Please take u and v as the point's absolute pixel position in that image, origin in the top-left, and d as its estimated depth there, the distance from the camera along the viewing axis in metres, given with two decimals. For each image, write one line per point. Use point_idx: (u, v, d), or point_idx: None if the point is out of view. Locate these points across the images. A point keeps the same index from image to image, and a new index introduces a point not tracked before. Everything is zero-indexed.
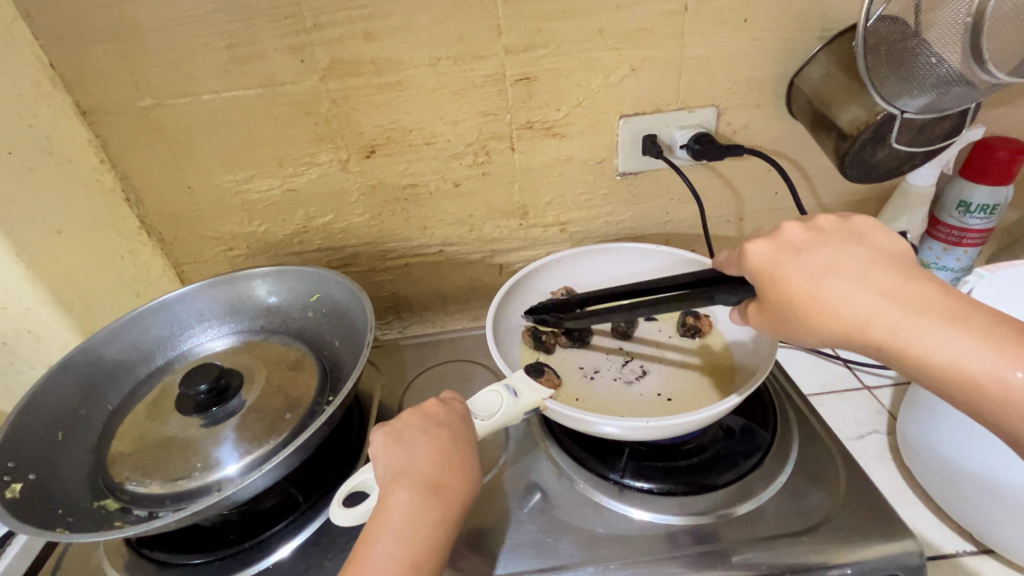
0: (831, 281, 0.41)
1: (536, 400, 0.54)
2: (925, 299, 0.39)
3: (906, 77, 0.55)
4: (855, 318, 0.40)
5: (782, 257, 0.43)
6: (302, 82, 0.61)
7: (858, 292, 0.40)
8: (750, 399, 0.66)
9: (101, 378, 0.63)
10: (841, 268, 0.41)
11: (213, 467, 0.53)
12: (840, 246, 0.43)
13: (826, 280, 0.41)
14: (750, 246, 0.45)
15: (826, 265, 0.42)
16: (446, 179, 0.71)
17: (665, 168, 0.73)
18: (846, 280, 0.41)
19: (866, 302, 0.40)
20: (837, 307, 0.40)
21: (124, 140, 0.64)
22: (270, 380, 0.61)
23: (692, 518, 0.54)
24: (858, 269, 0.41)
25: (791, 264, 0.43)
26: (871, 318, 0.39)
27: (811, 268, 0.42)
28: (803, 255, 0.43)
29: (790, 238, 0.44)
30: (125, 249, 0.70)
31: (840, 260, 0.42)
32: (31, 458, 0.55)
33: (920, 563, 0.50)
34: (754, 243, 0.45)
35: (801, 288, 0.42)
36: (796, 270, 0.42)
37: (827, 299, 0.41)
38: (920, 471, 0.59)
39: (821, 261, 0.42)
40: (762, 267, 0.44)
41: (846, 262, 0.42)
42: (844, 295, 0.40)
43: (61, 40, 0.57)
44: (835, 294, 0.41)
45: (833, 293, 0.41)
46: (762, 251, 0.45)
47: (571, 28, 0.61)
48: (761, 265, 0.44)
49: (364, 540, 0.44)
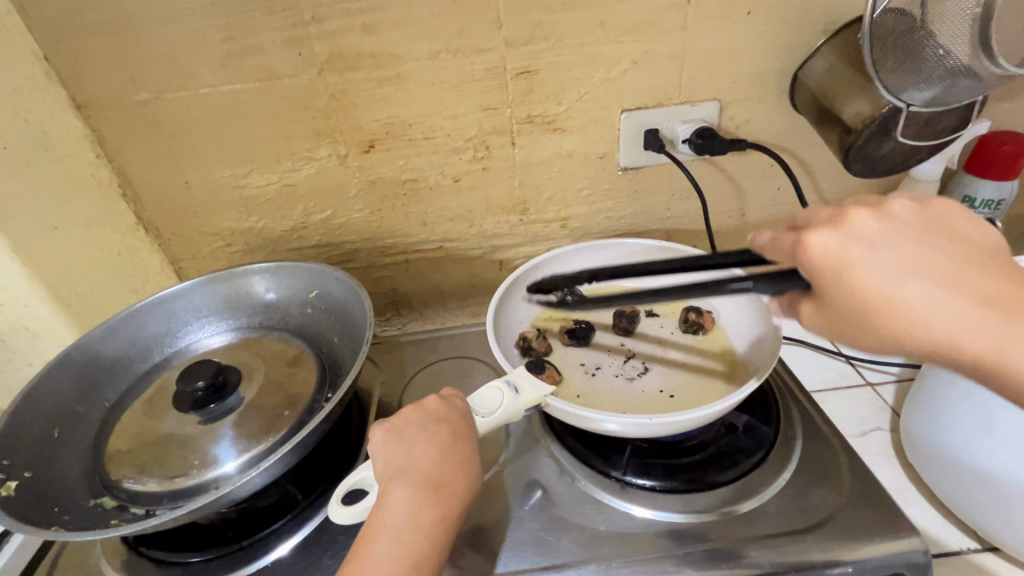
0: (916, 287, 0.35)
1: (537, 396, 0.54)
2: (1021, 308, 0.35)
3: (912, 70, 0.54)
4: (943, 332, 0.35)
5: (854, 255, 0.36)
6: (300, 76, 0.61)
7: (950, 300, 0.35)
8: (752, 396, 0.66)
9: (98, 374, 0.63)
10: (925, 269, 0.36)
11: (210, 465, 0.52)
12: (917, 238, 0.37)
13: (908, 284, 0.36)
14: (813, 237, 0.38)
15: (909, 266, 0.36)
16: (445, 175, 0.70)
17: (666, 163, 0.72)
18: (933, 286, 0.35)
19: (958, 313, 0.35)
20: (924, 319, 0.35)
21: (120, 135, 0.63)
22: (269, 377, 0.61)
23: (694, 516, 0.54)
24: (946, 270, 0.36)
25: (866, 264, 0.36)
26: (962, 331, 0.35)
27: (893, 270, 0.36)
28: (880, 251, 0.36)
29: (860, 228, 0.37)
30: (122, 246, 0.70)
31: (923, 257, 0.36)
32: (26, 456, 0.54)
33: (925, 561, 0.50)
34: (817, 233, 0.37)
35: (880, 294, 0.36)
36: (874, 272, 0.36)
37: (912, 309, 0.35)
38: (922, 467, 0.58)
39: (901, 258, 0.36)
40: (834, 264, 0.37)
41: (932, 262, 0.36)
42: (933, 304, 0.35)
43: (56, 33, 0.56)
44: (921, 301, 0.35)
45: (918, 302, 0.35)
46: (830, 243, 0.37)
47: (572, 22, 0.60)
48: (828, 262, 0.37)
49: (363, 539, 0.44)
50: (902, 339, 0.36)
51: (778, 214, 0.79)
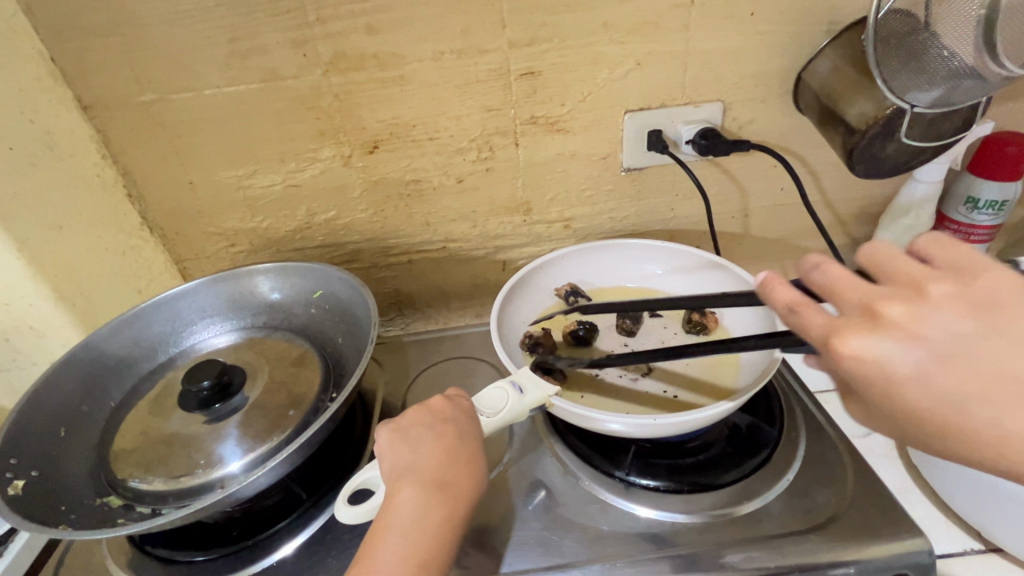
0: (980, 406, 0.31)
1: (542, 396, 0.53)
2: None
3: (918, 71, 0.54)
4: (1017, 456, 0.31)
5: (896, 369, 0.32)
6: (304, 77, 0.61)
7: (1017, 424, 0.30)
8: (755, 396, 0.66)
9: (103, 374, 0.63)
10: (984, 386, 0.31)
11: (216, 464, 0.53)
12: (976, 342, 0.31)
13: (969, 403, 0.31)
14: (848, 344, 0.33)
15: (973, 383, 0.31)
16: (448, 175, 0.70)
17: (669, 164, 0.72)
18: (1004, 407, 0.31)
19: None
20: (991, 440, 0.31)
21: (125, 135, 0.64)
22: (273, 376, 0.61)
23: (698, 517, 0.54)
24: (1013, 387, 0.31)
25: (915, 380, 0.32)
26: None
27: (950, 388, 0.31)
28: (934, 364, 0.31)
29: (906, 334, 0.32)
30: (127, 246, 0.70)
31: (983, 371, 0.31)
32: (32, 455, 0.54)
33: (929, 562, 0.50)
34: (853, 338, 0.33)
35: (935, 410, 0.32)
36: (925, 389, 0.32)
37: (976, 429, 0.31)
38: (925, 468, 0.58)
39: (962, 372, 0.31)
40: (875, 377, 0.32)
41: (993, 377, 0.31)
42: (1003, 426, 0.31)
43: (62, 34, 0.56)
44: (987, 423, 0.31)
45: (983, 424, 0.31)
46: (870, 354, 0.32)
47: (575, 22, 0.60)
48: (869, 373, 0.32)
49: (371, 539, 0.44)
50: (966, 455, 0.32)
51: (782, 215, 0.79)
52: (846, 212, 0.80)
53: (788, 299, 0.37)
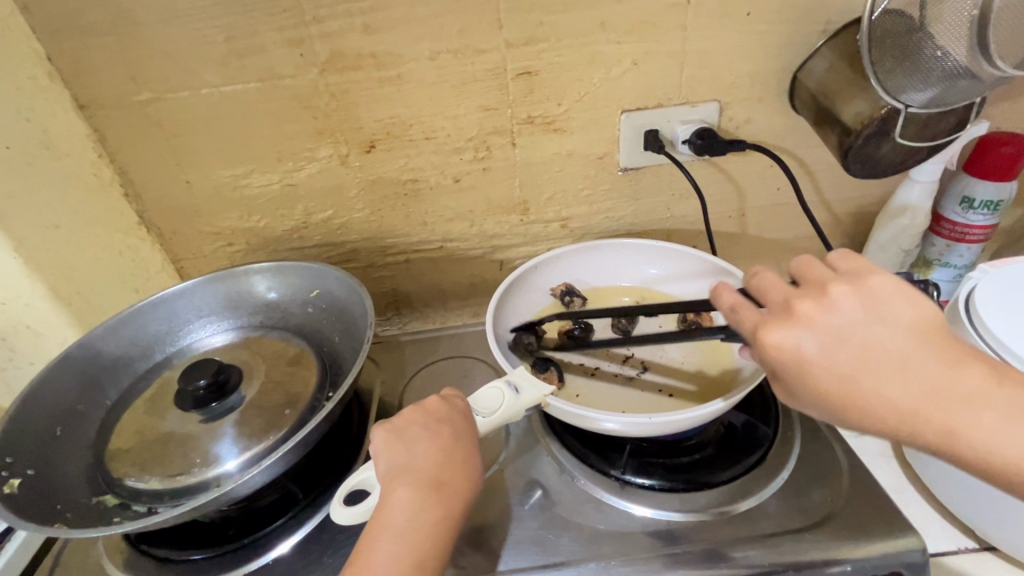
0: (867, 380, 0.38)
1: (537, 396, 0.53)
2: (963, 391, 0.37)
3: (912, 71, 0.54)
4: (894, 421, 0.37)
5: (805, 350, 0.39)
6: (301, 76, 0.61)
7: (898, 395, 0.37)
8: (752, 395, 0.66)
9: (100, 373, 0.63)
10: (872, 366, 0.38)
11: (212, 463, 0.53)
12: (864, 329, 0.38)
13: (858, 376, 0.38)
14: (770, 336, 0.40)
15: (861, 360, 0.38)
16: (445, 175, 0.70)
17: (666, 164, 0.72)
18: (886, 381, 0.37)
19: (904, 401, 0.37)
20: (874, 406, 0.38)
21: (122, 134, 0.64)
22: (269, 376, 0.61)
23: (694, 515, 0.54)
24: (893, 366, 0.37)
25: (822, 362, 0.38)
26: (918, 423, 0.37)
27: (844, 364, 0.38)
28: (830, 347, 0.38)
29: (812, 325, 0.39)
30: (124, 246, 0.70)
31: (870, 354, 0.38)
32: (29, 455, 0.54)
33: (923, 560, 0.50)
34: (775, 331, 0.40)
35: (834, 386, 0.38)
36: (826, 368, 0.38)
37: (865, 402, 0.38)
38: (920, 467, 0.59)
39: (853, 352, 0.38)
40: (788, 362, 0.39)
41: (877, 359, 0.38)
42: (884, 396, 0.37)
43: (58, 33, 0.56)
44: (874, 394, 0.37)
45: (874, 399, 0.38)
46: (785, 342, 0.39)
47: (572, 22, 0.60)
48: (784, 356, 0.40)
49: (367, 538, 0.44)
50: (858, 425, 0.39)
51: (779, 215, 0.79)
52: (843, 213, 0.80)
53: (730, 301, 0.43)
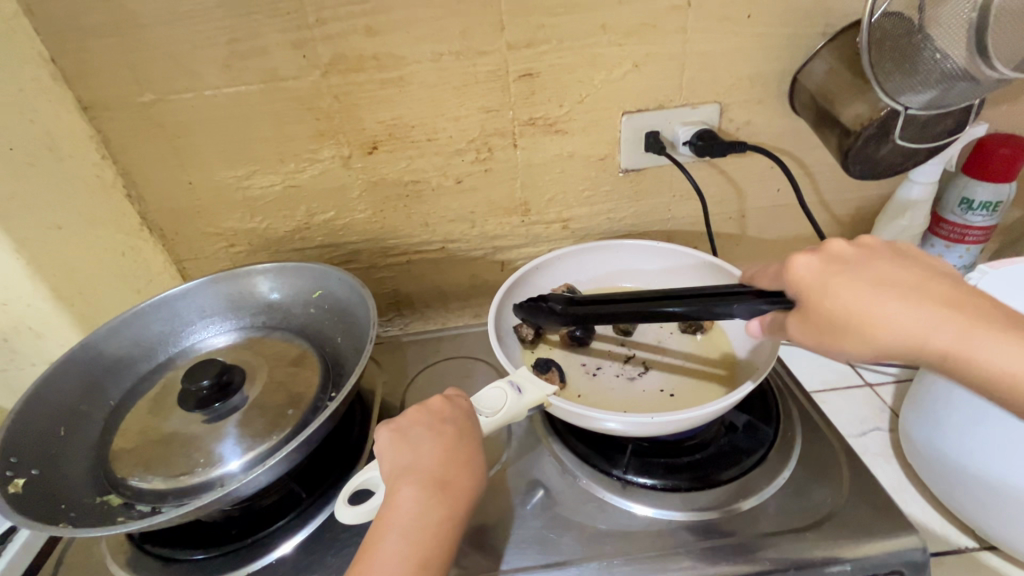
0: (888, 294, 0.41)
1: (540, 396, 0.54)
2: (978, 314, 0.40)
3: (911, 73, 0.55)
4: (913, 328, 0.40)
5: (830, 270, 0.43)
6: (304, 78, 0.61)
7: (915, 307, 0.40)
8: (752, 395, 0.66)
9: (103, 373, 0.63)
10: (891, 284, 0.41)
11: (215, 463, 0.53)
12: (883, 263, 0.43)
13: (879, 292, 0.41)
14: (797, 259, 0.45)
15: (881, 280, 0.42)
16: (447, 176, 0.71)
17: (667, 165, 0.72)
18: (903, 297, 0.41)
19: (923, 314, 0.40)
20: (896, 317, 0.40)
21: (124, 136, 0.64)
22: (272, 376, 0.61)
23: (696, 515, 0.54)
24: (910, 287, 0.41)
25: (845, 277, 0.42)
26: (935, 332, 0.39)
27: (866, 281, 0.42)
28: (852, 270, 0.43)
29: (837, 255, 0.44)
30: (126, 246, 0.70)
31: (889, 276, 0.42)
32: (33, 455, 0.55)
33: (924, 559, 0.50)
34: (802, 257, 0.45)
35: (859, 297, 0.41)
36: (850, 282, 0.42)
37: (886, 311, 0.40)
38: (920, 467, 0.59)
39: (873, 274, 0.42)
40: (813, 279, 0.43)
41: (896, 281, 0.42)
42: (904, 308, 0.40)
43: (61, 35, 0.57)
44: (896, 306, 0.40)
45: (893, 308, 0.40)
46: (811, 263, 0.44)
47: (573, 24, 0.61)
48: (812, 277, 0.43)
49: (371, 538, 0.44)
50: (880, 339, 0.40)
51: (779, 216, 0.79)
52: (842, 214, 0.80)
53: None
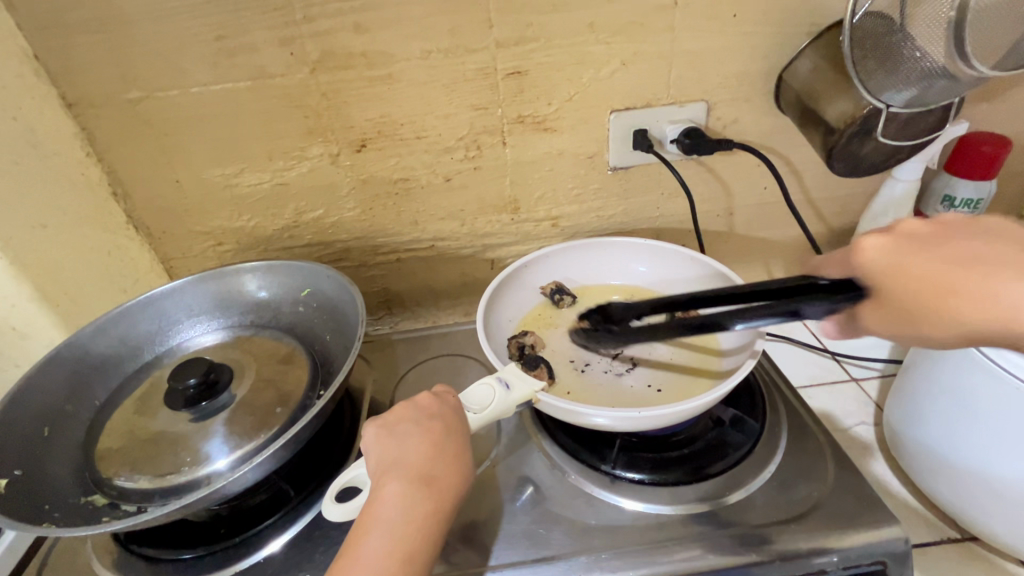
0: (973, 272, 0.39)
1: (528, 391, 0.54)
2: None
3: (892, 71, 0.56)
4: (993, 306, 0.38)
5: (903, 250, 0.42)
6: (292, 75, 0.61)
7: (1006, 284, 0.38)
8: (739, 390, 0.67)
9: (88, 373, 0.63)
10: (977, 259, 0.40)
11: (202, 462, 0.52)
12: (968, 238, 0.42)
13: (965, 267, 0.40)
14: (864, 241, 0.44)
15: (966, 256, 0.40)
16: (437, 174, 0.71)
17: (655, 163, 0.73)
18: (988, 272, 0.39)
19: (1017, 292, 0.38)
20: (980, 298, 0.39)
21: (110, 133, 0.63)
22: (261, 375, 0.61)
23: (682, 508, 0.55)
24: (1000, 260, 0.40)
25: (919, 256, 0.41)
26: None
27: (945, 259, 0.40)
28: (929, 246, 0.42)
29: (912, 234, 0.43)
30: (112, 245, 0.69)
31: (975, 251, 0.40)
32: (16, 455, 0.54)
33: (907, 550, 0.51)
34: (871, 237, 0.44)
35: (937, 275, 0.40)
36: (929, 264, 0.41)
37: (966, 290, 0.39)
38: (904, 460, 0.60)
39: (956, 252, 0.41)
40: (884, 259, 0.42)
41: (984, 256, 0.40)
42: (993, 287, 0.39)
43: (47, 31, 0.56)
44: (984, 285, 0.39)
45: (976, 285, 0.39)
46: (879, 244, 0.43)
47: (562, 23, 0.61)
48: (883, 259, 0.43)
49: (356, 533, 0.44)
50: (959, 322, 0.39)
51: (766, 214, 0.80)
52: (828, 211, 0.81)
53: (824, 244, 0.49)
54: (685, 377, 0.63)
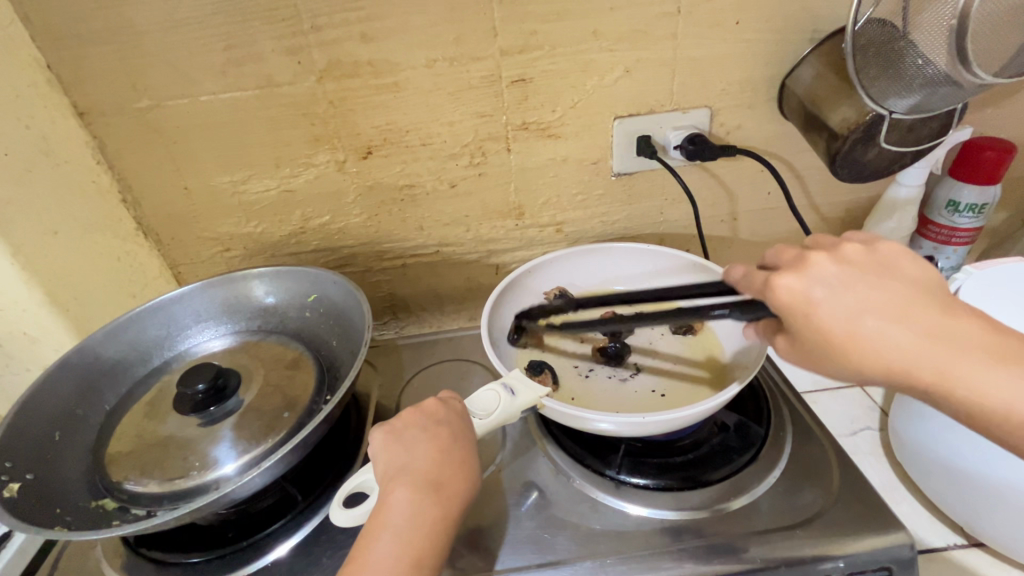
0: (869, 322, 0.40)
1: (533, 397, 0.54)
2: (969, 335, 0.39)
3: (894, 78, 0.56)
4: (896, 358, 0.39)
5: (813, 296, 0.41)
6: (300, 84, 0.62)
7: (898, 334, 0.39)
8: (744, 395, 0.67)
9: (99, 378, 0.63)
10: (878, 306, 0.40)
11: (210, 467, 0.53)
12: (872, 278, 0.41)
13: (865, 314, 0.40)
14: (779, 280, 0.43)
15: (865, 303, 0.40)
16: (442, 180, 0.71)
17: (659, 169, 0.73)
18: (884, 319, 0.39)
19: (906, 343, 0.39)
20: (874, 348, 0.39)
21: (121, 140, 0.64)
22: (268, 380, 0.62)
23: (688, 513, 0.55)
24: (898, 309, 0.40)
25: (828, 300, 0.41)
26: (915, 362, 0.39)
27: (850, 305, 0.40)
28: (836, 288, 0.41)
29: (822, 273, 0.42)
30: (122, 251, 0.70)
31: (877, 296, 0.40)
32: (28, 459, 0.55)
33: (913, 556, 0.51)
34: (785, 277, 0.43)
35: (841, 327, 0.40)
36: (831, 311, 0.40)
37: (866, 342, 0.39)
38: (909, 465, 0.60)
39: (858, 294, 0.40)
40: (793, 302, 0.42)
41: (884, 301, 0.40)
42: (885, 336, 0.39)
43: (59, 42, 0.57)
44: (875, 338, 0.39)
45: (874, 335, 0.39)
46: (792, 285, 0.42)
47: (566, 30, 0.61)
48: (792, 301, 0.42)
49: (365, 538, 0.45)
50: (861, 371, 0.40)
51: (769, 219, 0.80)
52: (833, 216, 0.81)
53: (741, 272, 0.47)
54: (689, 381, 0.64)
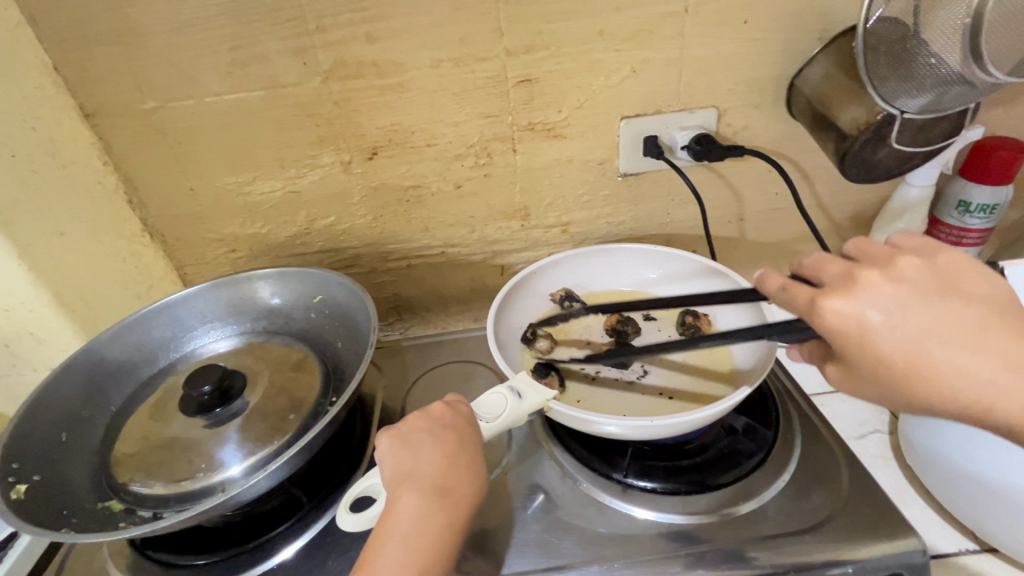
0: (936, 351, 0.38)
1: (540, 400, 0.54)
2: None
3: (905, 78, 0.55)
4: (965, 388, 0.38)
5: (870, 321, 0.39)
6: (305, 84, 0.62)
7: (969, 363, 0.38)
8: (753, 398, 0.66)
9: (104, 379, 0.63)
10: (944, 332, 0.38)
11: (217, 468, 0.53)
12: (935, 297, 0.39)
13: (931, 340, 0.38)
14: (828, 302, 0.40)
15: (932, 329, 0.38)
16: (447, 181, 0.71)
17: (666, 169, 0.73)
18: (951, 346, 0.38)
19: (978, 372, 0.37)
20: (943, 378, 0.38)
21: (127, 142, 0.64)
22: (273, 381, 0.61)
23: (695, 518, 0.54)
24: (965, 334, 0.38)
25: (886, 327, 0.38)
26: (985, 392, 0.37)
27: (915, 331, 0.38)
28: (895, 312, 0.38)
29: (878, 292, 0.39)
30: (128, 252, 0.70)
31: (941, 320, 0.38)
32: (35, 459, 0.55)
33: (923, 562, 0.50)
34: (835, 299, 0.39)
35: (905, 353, 0.38)
36: (892, 339, 0.38)
37: (933, 371, 0.38)
38: (921, 471, 0.59)
39: (921, 318, 0.38)
40: (847, 328, 0.39)
41: (950, 325, 0.38)
42: (953, 365, 0.38)
43: (65, 43, 0.57)
44: (941, 367, 0.38)
45: (942, 364, 0.38)
46: (845, 308, 0.39)
47: (573, 29, 0.61)
48: (846, 327, 0.39)
49: (373, 544, 0.45)
50: (927, 400, 0.39)
51: (777, 220, 0.80)
52: (841, 217, 0.81)
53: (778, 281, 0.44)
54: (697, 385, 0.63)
